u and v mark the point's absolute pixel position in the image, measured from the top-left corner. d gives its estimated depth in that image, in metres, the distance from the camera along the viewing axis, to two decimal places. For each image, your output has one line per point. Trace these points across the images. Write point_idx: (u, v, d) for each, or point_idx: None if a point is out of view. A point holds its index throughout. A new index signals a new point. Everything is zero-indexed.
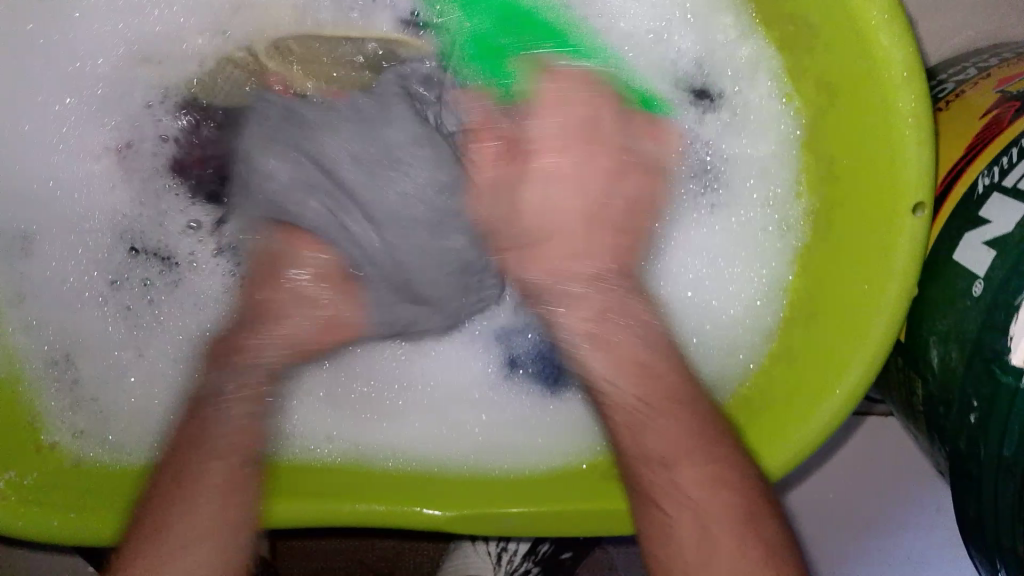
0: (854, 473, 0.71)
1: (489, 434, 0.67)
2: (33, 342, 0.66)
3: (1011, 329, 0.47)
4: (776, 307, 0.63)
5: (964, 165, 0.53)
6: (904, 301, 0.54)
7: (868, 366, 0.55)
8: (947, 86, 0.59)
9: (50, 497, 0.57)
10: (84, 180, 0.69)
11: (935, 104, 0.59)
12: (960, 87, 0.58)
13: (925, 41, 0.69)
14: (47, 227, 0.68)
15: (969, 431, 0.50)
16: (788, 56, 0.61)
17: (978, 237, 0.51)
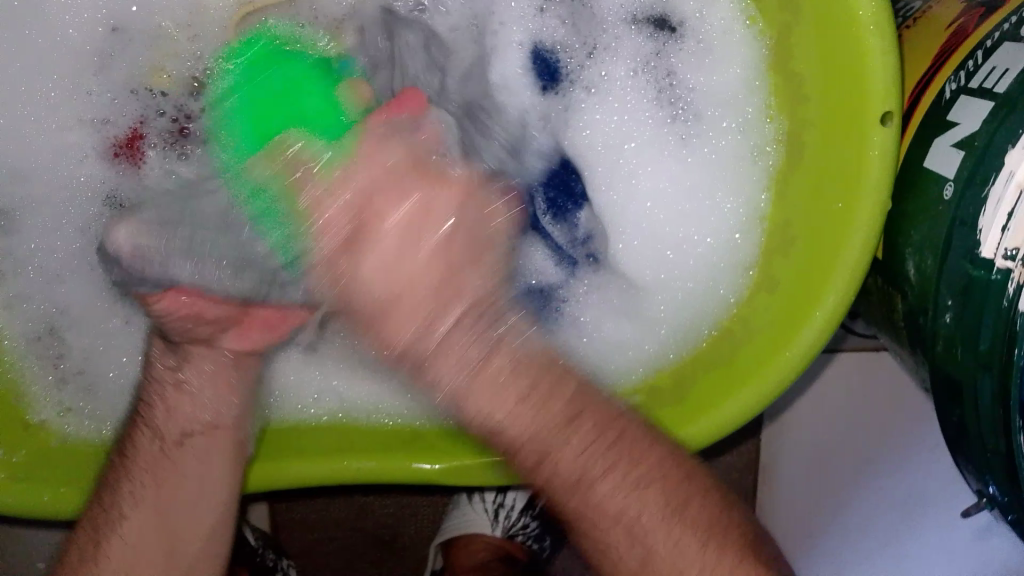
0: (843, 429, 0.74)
1: None
2: (17, 319, 0.65)
3: (979, 220, 0.41)
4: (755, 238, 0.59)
5: (931, 75, 0.52)
6: (880, 217, 0.52)
7: (848, 288, 0.53)
8: (913, 6, 0.59)
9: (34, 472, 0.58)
10: (53, 154, 0.67)
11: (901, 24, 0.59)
12: (925, 4, 0.58)
13: None
14: (26, 205, 0.67)
15: (946, 333, 0.44)
16: None
17: (946, 142, 0.48)
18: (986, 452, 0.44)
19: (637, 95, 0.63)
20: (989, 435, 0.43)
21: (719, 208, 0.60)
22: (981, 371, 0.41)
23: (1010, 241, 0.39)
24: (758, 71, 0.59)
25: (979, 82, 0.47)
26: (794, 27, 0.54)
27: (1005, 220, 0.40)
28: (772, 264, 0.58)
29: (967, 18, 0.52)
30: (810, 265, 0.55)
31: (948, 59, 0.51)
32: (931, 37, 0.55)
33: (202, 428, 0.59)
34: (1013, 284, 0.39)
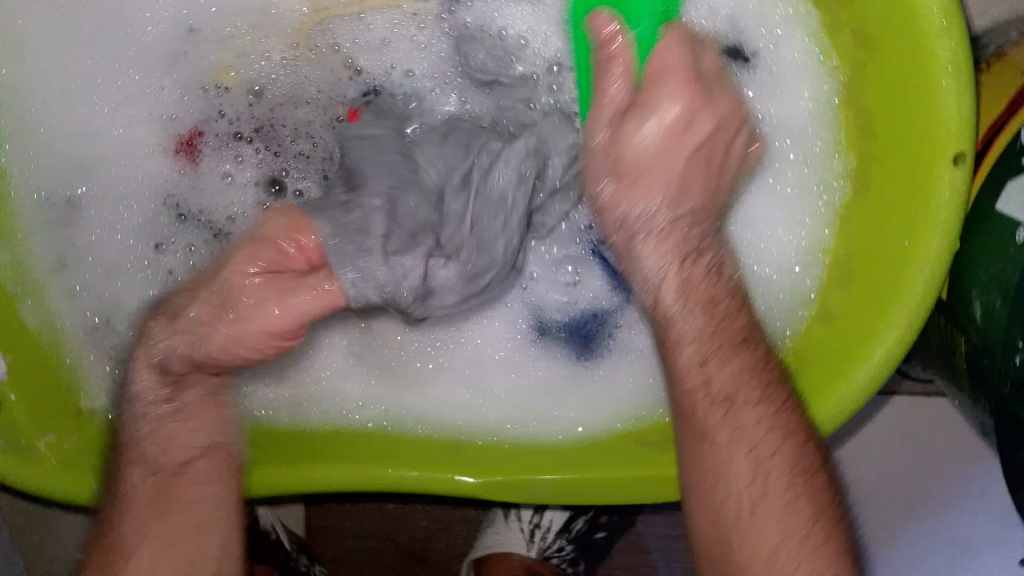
0: (894, 456, 0.70)
1: (516, 398, 0.65)
2: (75, 308, 0.66)
3: None
4: (815, 271, 0.60)
5: (1004, 119, 0.52)
6: (945, 255, 0.51)
7: (909, 325, 0.52)
8: (989, 48, 0.59)
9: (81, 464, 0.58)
10: (119, 148, 0.68)
11: (975, 65, 0.59)
12: (1001, 47, 0.58)
13: None
14: (92, 193, 0.68)
15: (1017, 373, 0.44)
16: (826, 12, 0.57)
17: (1020, 185, 0.47)
18: None
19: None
20: None
21: (779, 238, 0.61)
22: None
23: None
24: (829, 107, 0.59)
25: None
26: (867, 63, 0.54)
27: None
28: (831, 298, 0.58)
29: None
30: (869, 300, 0.54)
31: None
32: (1006, 81, 0.54)
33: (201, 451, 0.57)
34: None
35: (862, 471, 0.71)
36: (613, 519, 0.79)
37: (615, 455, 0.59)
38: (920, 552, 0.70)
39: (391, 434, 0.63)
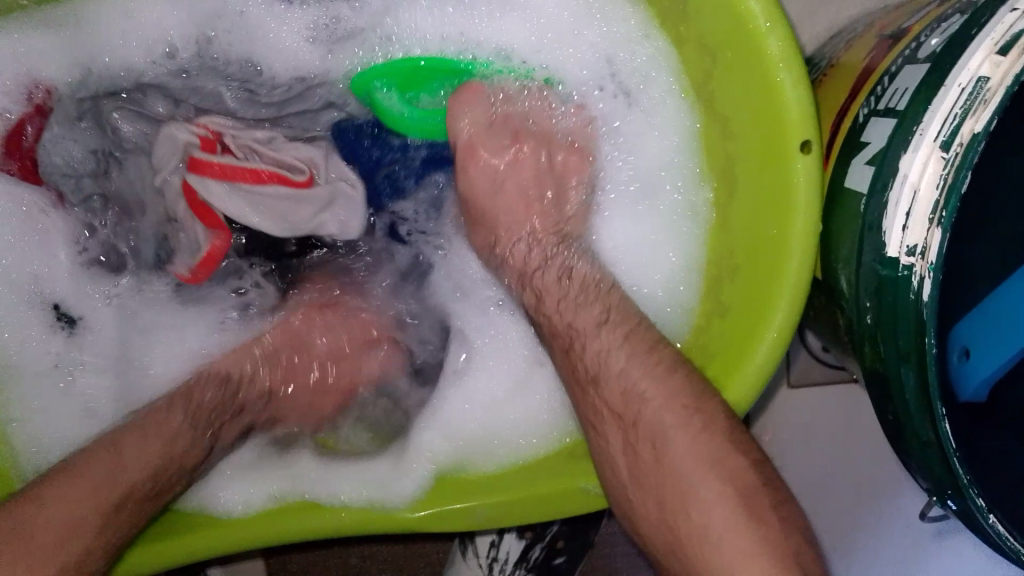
0: (836, 447, 0.77)
1: (459, 420, 0.68)
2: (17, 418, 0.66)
3: (884, 225, 0.44)
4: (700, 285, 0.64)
5: (848, 103, 0.56)
6: (812, 237, 0.55)
7: (792, 308, 0.56)
8: (821, 63, 0.65)
9: (166, 533, 0.58)
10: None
11: (815, 78, 0.64)
12: (831, 60, 0.64)
13: (806, 28, 0.72)
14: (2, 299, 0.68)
15: (869, 332, 0.47)
16: (681, 51, 0.61)
17: (861, 160, 0.51)
18: (922, 447, 0.45)
19: (597, 41, 0.65)
20: (920, 428, 0.44)
21: (660, 265, 0.65)
22: (903, 364, 0.44)
23: (911, 238, 0.42)
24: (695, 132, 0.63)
25: (885, 104, 0.51)
26: (714, 71, 0.58)
27: (904, 219, 0.42)
28: (720, 294, 0.61)
29: (876, 51, 0.57)
30: (756, 288, 0.58)
31: (859, 90, 0.55)
32: (845, 75, 0.59)
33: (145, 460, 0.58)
34: (917, 277, 0.42)
35: (809, 468, 0.77)
36: (570, 542, 0.81)
37: (542, 476, 0.62)
38: (867, 541, 0.78)
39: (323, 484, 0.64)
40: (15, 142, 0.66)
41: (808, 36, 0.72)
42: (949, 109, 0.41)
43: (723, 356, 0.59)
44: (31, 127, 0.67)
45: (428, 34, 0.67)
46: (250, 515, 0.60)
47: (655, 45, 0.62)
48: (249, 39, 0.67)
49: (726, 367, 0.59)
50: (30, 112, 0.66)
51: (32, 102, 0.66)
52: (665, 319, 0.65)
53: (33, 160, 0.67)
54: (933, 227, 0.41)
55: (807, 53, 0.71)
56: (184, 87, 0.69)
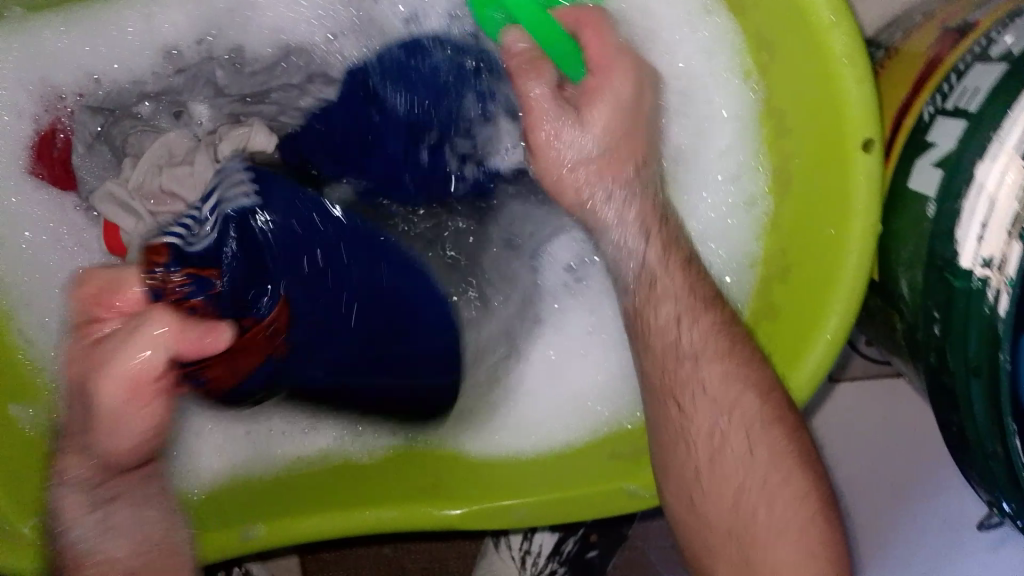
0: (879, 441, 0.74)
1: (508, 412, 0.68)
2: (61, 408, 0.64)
3: (957, 234, 0.42)
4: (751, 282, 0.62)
5: (910, 100, 0.54)
6: (870, 239, 0.53)
7: (848, 310, 0.54)
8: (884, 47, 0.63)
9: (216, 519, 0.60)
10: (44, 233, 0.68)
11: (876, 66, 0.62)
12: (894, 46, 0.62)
13: (868, 11, 0.70)
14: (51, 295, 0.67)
15: (937, 344, 0.45)
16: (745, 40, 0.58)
17: (927, 162, 0.49)
18: (987, 461, 0.44)
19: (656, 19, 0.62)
20: (988, 442, 0.43)
21: (715, 260, 0.63)
22: (971, 378, 0.42)
23: (985, 248, 0.40)
24: (753, 123, 0.60)
25: (954, 103, 0.49)
26: (772, 63, 0.56)
27: (979, 229, 0.41)
28: (772, 293, 0.60)
29: (941, 46, 0.54)
30: (809, 287, 0.56)
31: (924, 87, 0.53)
32: (907, 67, 0.57)
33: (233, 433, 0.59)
34: (993, 291, 0.40)
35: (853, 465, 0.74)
36: (604, 537, 0.80)
37: (582, 475, 0.61)
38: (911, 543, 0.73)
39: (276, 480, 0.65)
40: (45, 150, 0.67)
41: (864, 22, 0.70)
42: None
43: (776, 358, 0.58)
44: (60, 136, 0.67)
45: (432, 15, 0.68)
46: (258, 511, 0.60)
47: (714, 22, 0.60)
48: (240, 29, 0.68)
49: (780, 369, 0.57)
50: (55, 124, 0.67)
51: (53, 111, 0.67)
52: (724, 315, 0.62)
53: (66, 168, 0.68)
54: (1012, 239, 0.40)
55: (868, 36, 0.69)
56: (184, 83, 0.69)
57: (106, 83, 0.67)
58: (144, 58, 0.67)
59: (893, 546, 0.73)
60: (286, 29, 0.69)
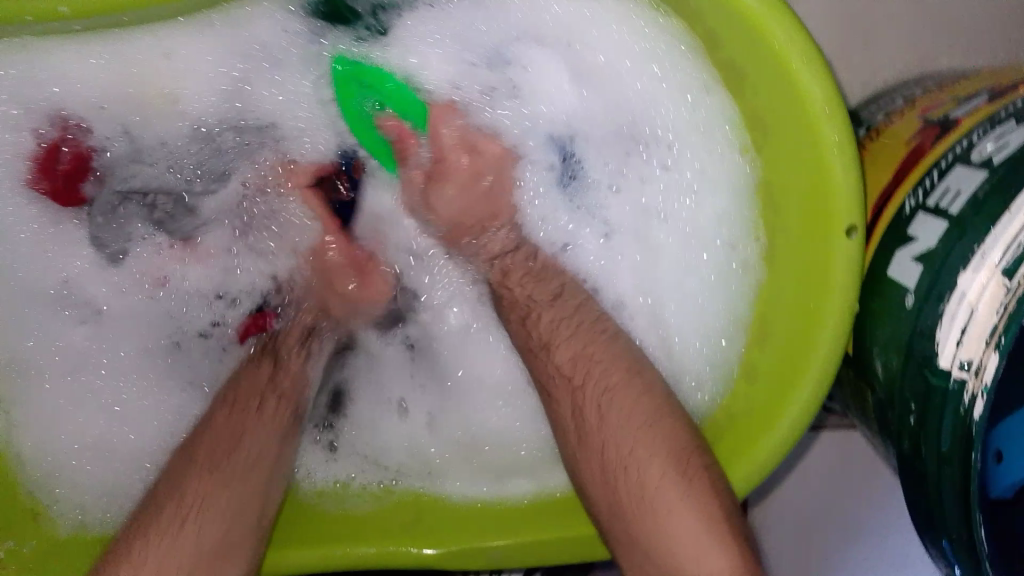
0: (836, 478, 0.74)
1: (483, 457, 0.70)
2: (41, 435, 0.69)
3: (938, 336, 0.45)
4: (739, 345, 0.64)
5: (893, 186, 0.57)
6: (847, 319, 0.56)
7: (821, 383, 0.57)
8: (871, 119, 0.66)
9: (285, 539, 0.62)
10: (33, 251, 0.70)
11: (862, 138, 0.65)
12: (880, 121, 0.65)
13: (854, 77, 0.73)
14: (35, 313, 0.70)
15: (912, 431, 0.48)
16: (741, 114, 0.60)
17: (907, 255, 0.52)
18: (952, 543, 0.47)
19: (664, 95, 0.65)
20: (954, 528, 0.46)
21: (704, 315, 0.66)
22: (944, 469, 0.46)
23: (964, 353, 0.43)
24: (745, 193, 0.63)
25: (935, 203, 0.51)
26: (767, 140, 0.59)
27: (959, 335, 0.44)
28: (755, 355, 0.63)
29: (923, 136, 0.57)
30: (787, 356, 0.59)
31: (906, 177, 0.56)
32: (891, 149, 0.60)
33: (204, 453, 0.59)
34: (969, 394, 0.43)
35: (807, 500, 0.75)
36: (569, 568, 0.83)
37: (554, 519, 0.63)
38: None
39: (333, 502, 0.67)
40: (49, 162, 0.68)
41: (850, 89, 0.73)
42: (1013, 234, 0.42)
43: (750, 420, 0.60)
44: (67, 149, 0.68)
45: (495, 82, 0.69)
46: (302, 534, 0.63)
47: (714, 100, 0.62)
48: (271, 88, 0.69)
49: (754, 431, 0.60)
50: (64, 137, 0.67)
51: (61, 127, 0.66)
52: (705, 369, 0.66)
53: (69, 180, 0.69)
54: (989, 348, 0.42)
55: (853, 103, 0.72)
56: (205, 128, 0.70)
57: (133, 133, 0.69)
58: (172, 126, 0.69)
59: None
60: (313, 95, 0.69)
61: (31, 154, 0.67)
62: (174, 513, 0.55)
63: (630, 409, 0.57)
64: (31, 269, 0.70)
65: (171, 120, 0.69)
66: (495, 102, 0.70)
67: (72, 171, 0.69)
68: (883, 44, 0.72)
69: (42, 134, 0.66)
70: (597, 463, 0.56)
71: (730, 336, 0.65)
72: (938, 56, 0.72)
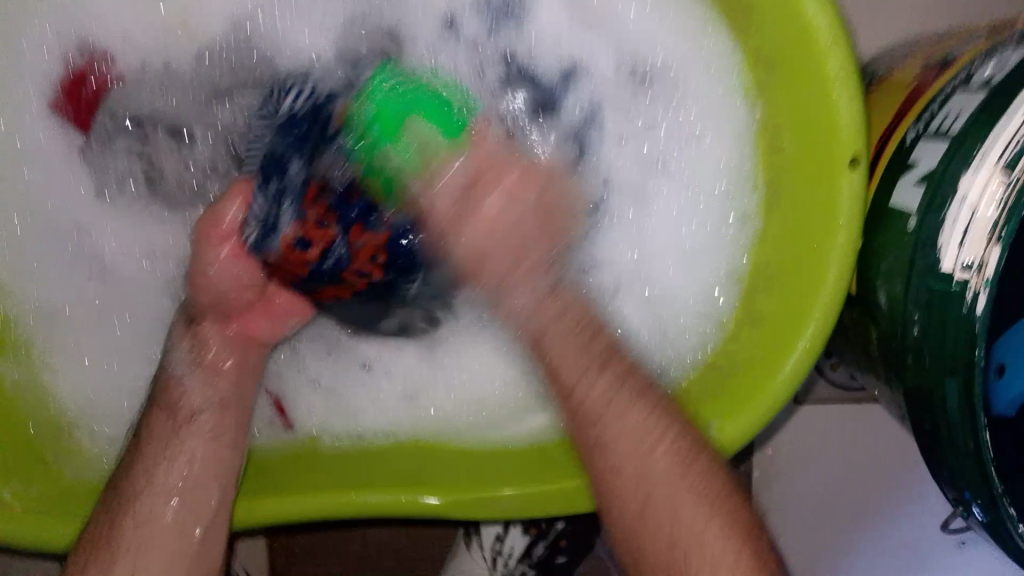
0: (856, 443, 0.78)
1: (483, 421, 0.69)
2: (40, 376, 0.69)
3: (940, 240, 0.45)
4: (733, 295, 0.64)
5: (895, 124, 0.58)
6: (852, 251, 0.56)
7: (825, 319, 0.57)
8: (876, 73, 0.67)
9: (286, 488, 0.61)
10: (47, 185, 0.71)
11: (868, 90, 0.66)
12: (885, 73, 0.66)
13: (864, 39, 0.74)
14: (43, 248, 0.71)
15: (915, 346, 0.48)
16: (744, 54, 0.61)
17: (909, 180, 0.53)
18: (957, 458, 0.47)
19: (669, 34, 0.65)
20: (959, 440, 0.46)
21: (704, 269, 0.66)
22: (947, 376, 0.45)
23: (966, 254, 0.44)
24: (747, 139, 0.63)
25: (937, 126, 0.52)
26: (770, 81, 0.60)
27: (960, 235, 0.44)
28: (756, 302, 0.62)
29: (925, 77, 0.58)
30: (789, 298, 0.59)
31: (909, 111, 0.57)
32: (893, 94, 0.61)
33: (203, 405, 0.60)
34: (971, 292, 0.44)
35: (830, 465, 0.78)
36: (573, 540, 0.82)
37: (557, 469, 0.62)
38: (866, 533, 0.78)
39: (336, 456, 0.67)
40: (75, 90, 0.70)
41: (859, 49, 0.74)
42: (1014, 132, 0.43)
43: (754, 364, 0.60)
44: (91, 78, 0.70)
45: (502, 25, 0.69)
46: (303, 485, 0.62)
47: (713, 41, 0.63)
48: (279, 39, 0.70)
49: (756, 373, 0.59)
50: (90, 66, 0.70)
51: (88, 57, 0.69)
52: (702, 322, 0.65)
53: (91, 111, 0.70)
54: (992, 243, 0.43)
55: (862, 64, 0.73)
56: (214, 68, 0.70)
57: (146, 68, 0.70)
58: (183, 56, 0.70)
59: (847, 537, 0.78)
60: (323, 33, 0.70)
61: (57, 82, 0.70)
62: (147, 447, 0.58)
63: (658, 439, 0.52)
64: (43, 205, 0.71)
65: (179, 49, 0.70)
66: (498, 43, 0.69)
67: (90, 103, 0.70)
68: (891, 6, 0.73)
69: (69, 68, 0.69)
70: (626, 501, 0.52)
71: (727, 287, 0.65)
72: (945, 19, 0.73)
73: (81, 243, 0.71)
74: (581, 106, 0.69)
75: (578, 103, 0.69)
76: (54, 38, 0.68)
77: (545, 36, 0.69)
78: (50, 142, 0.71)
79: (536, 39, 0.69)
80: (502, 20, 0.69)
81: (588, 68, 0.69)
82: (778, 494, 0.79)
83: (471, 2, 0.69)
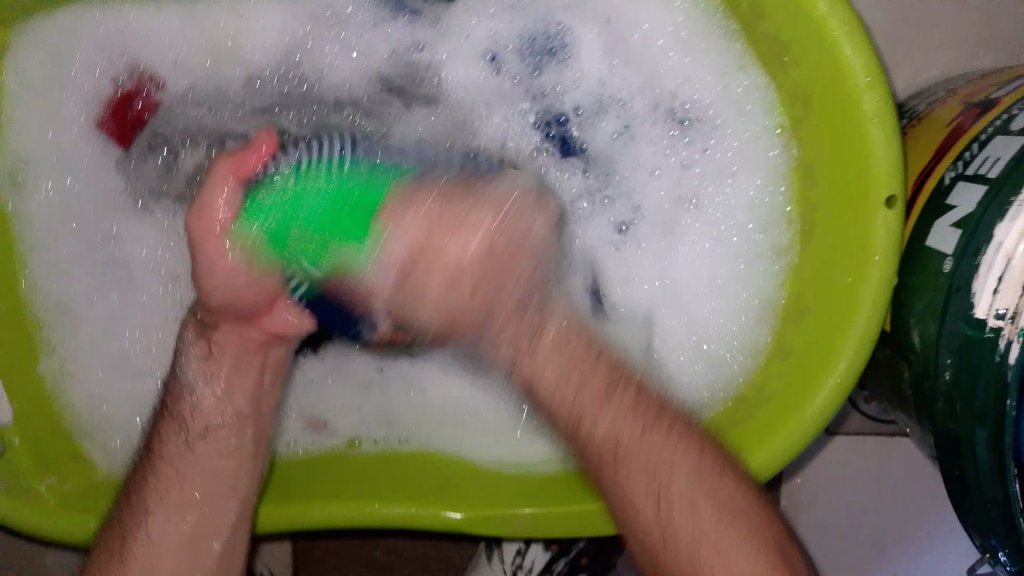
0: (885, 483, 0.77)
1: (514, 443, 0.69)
2: (74, 380, 0.70)
3: (973, 287, 0.45)
4: (764, 326, 0.65)
5: (933, 164, 0.58)
6: (886, 288, 0.56)
7: (855, 356, 0.56)
8: (915, 108, 0.67)
9: (317, 495, 0.63)
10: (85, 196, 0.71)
11: (905, 125, 0.66)
12: (924, 109, 0.66)
13: (903, 72, 0.74)
14: (77, 260, 0.70)
15: (946, 390, 0.48)
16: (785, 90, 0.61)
17: (946, 222, 0.53)
18: (983, 504, 0.47)
19: (709, 71, 0.65)
20: (986, 486, 0.46)
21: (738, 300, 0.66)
22: (976, 424, 0.46)
23: (1000, 302, 0.44)
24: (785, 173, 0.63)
25: (975, 169, 0.52)
26: (807, 116, 0.60)
27: (994, 284, 0.44)
28: (788, 335, 0.62)
29: (965, 116, 0.58)
30: (820, 333, 0.59)
31: (946, 152, 0.57)
32: (931, 132, 0.61)
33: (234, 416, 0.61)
34: (1004, 340, 0.44)
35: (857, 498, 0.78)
36: (592, 559, 0.83)
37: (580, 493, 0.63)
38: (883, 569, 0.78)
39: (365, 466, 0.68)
40: (120, 108, 0.70)
41: (896, 82, 0.73)
42: None
43: (785, 398, 0.60)
44: (138, 101, 0.70)
45: (542, 57, 0.70)
46: (332, 493, 0.63)
47: (751, 75, 0.63)
48: (326, 62, 0.71)
49: (785, 407, 0.59)
50: (139, 89, 0.70)
51: (138, 80, 0.70)
52: (732, 350, 0.66)
53: (133, 130, 0.71)
54: None
55: (900, 98, 0.73)
56: (265, 87, 0.72)
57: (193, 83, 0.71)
58: (232, 74, 0.71)
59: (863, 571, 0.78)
60: (365, 59, 0.71)
61: (103, 102, 0.69)
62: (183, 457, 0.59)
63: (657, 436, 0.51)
64: (81, 215, 0.71)
65: (228, 63, 0.70)
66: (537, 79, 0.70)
67: (133, 124, 0.71)
68: (929, 40, 0.73)
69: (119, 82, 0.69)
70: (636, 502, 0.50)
71: (759, 319, 0.65)
72: (981, 55, 0.73)
73: (120, 252, 0.72)
74: (614, 135, 0.70)
75: (611, 137, 0.70)
76: (101, 54, 0.68)
77: (585, 69, 0.69)
78: (91, 154, 0.70)
79: (574, 67, 0.69)
80: (546, 48, 0.69)
81: (627, 102, 0.69)
82: (804, 523, 0.79)
83: (517, 32, 0.69)
